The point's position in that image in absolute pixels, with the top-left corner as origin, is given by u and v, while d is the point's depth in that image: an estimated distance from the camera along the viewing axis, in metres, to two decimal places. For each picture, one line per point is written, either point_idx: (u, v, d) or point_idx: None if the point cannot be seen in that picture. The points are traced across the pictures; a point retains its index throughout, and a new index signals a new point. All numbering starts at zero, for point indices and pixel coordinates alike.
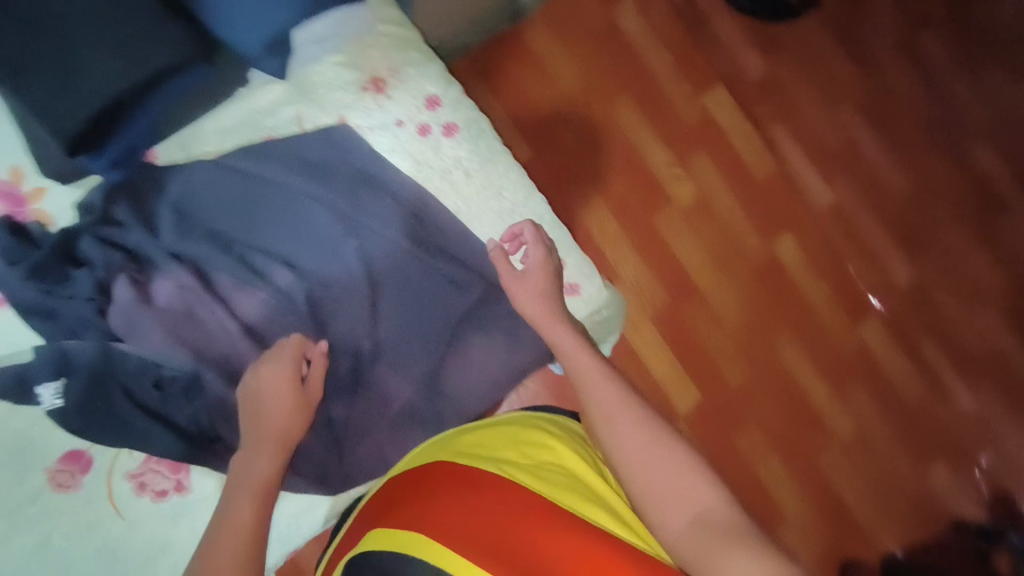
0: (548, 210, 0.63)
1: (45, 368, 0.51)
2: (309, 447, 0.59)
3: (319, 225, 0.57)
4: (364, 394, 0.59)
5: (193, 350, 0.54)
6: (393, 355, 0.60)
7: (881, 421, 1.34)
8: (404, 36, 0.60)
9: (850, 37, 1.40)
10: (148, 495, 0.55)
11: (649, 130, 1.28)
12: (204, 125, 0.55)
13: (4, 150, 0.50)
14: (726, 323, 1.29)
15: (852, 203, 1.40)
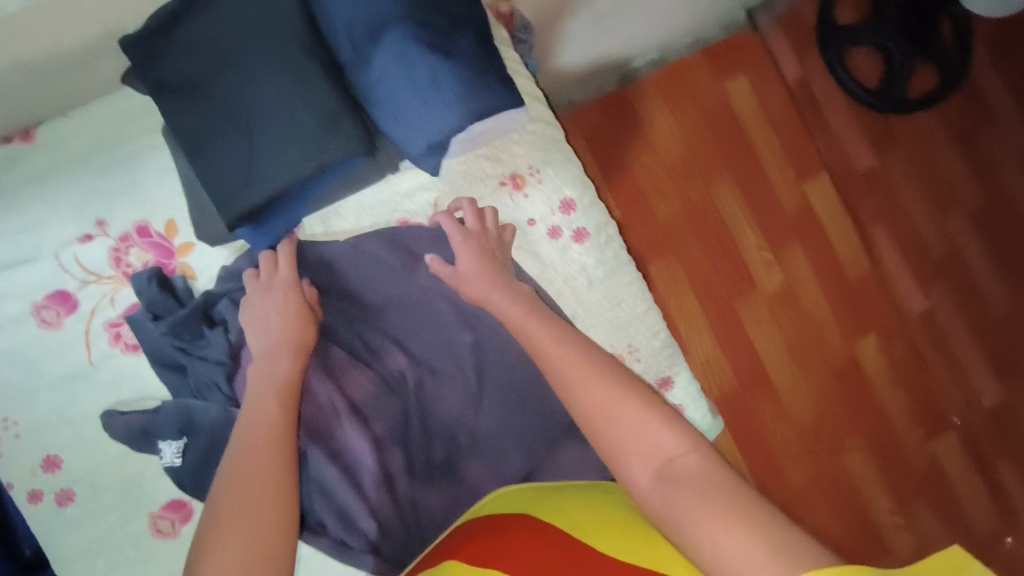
0: (663, 326, 0.61)
1: (170, 426, 0.53)
2: (393, 531, 0.57)
3: (436, 313, 0.58)
4: (454, 486, 0.59)
5: (304, 425, 0.54)
6: (488, 451, 0.59)
7: (944, 544, 1.30)
8: (550, 136, 0.60)
9: (970, 141, 1.35)
10: None
11: (746, 210, 1.24)
12: (347, 202, 0.58)
13: (167, 202, 0.55)
14: (797, 420, 1.24)
15: (949, 313, 1.32)
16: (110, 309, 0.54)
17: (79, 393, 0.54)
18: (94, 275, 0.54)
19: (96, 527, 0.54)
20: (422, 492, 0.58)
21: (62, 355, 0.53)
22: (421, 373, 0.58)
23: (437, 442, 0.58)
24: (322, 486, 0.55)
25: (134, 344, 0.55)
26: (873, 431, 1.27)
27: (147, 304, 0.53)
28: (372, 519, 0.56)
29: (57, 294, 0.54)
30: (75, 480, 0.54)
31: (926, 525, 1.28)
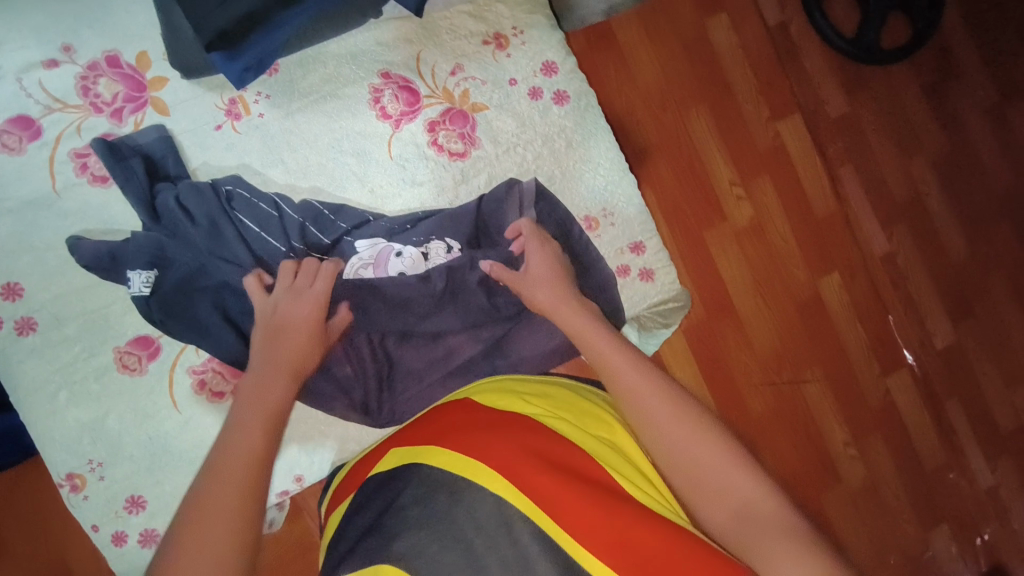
0: (635, 191, 0.79)
1: (143, 261, 0.65)
2: (363, 362, 0.71)
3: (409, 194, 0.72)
4: (434, 342, 0.72)
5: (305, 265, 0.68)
6: (468, 311, 0.72)
7: (895, 476, 1.36)
8: (532, 2, 0.76)
9: (936, 91, 1.41)
10: (206, 394, 0.69)
11: (719, 144, 1.29)
12: (330, 45, 0.70)
13: (160, 64, 0.67)
14: (757, 349, 1.29)
15: (907, 254, 1.39)
16: (75, 139, 0.66)
17: (69, 226, 0.66)
18: (58, 103, 0.65)
19: (79, 326, 0.66)
20: (409, 331, 0.71)
21: (30, 178, 0.65)
22: (397, 228, 0.71)
23: (429, 292, 0.71)
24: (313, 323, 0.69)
25: (98, 177, 0.66)
26: (831, 363, 1.33)
27: (127, 142, 0.67)
28: (375, 347, 0.71)
29: (19, 120, 0.65)
30: (53, 298, 0.66)
31: (877, 459, 1.35)
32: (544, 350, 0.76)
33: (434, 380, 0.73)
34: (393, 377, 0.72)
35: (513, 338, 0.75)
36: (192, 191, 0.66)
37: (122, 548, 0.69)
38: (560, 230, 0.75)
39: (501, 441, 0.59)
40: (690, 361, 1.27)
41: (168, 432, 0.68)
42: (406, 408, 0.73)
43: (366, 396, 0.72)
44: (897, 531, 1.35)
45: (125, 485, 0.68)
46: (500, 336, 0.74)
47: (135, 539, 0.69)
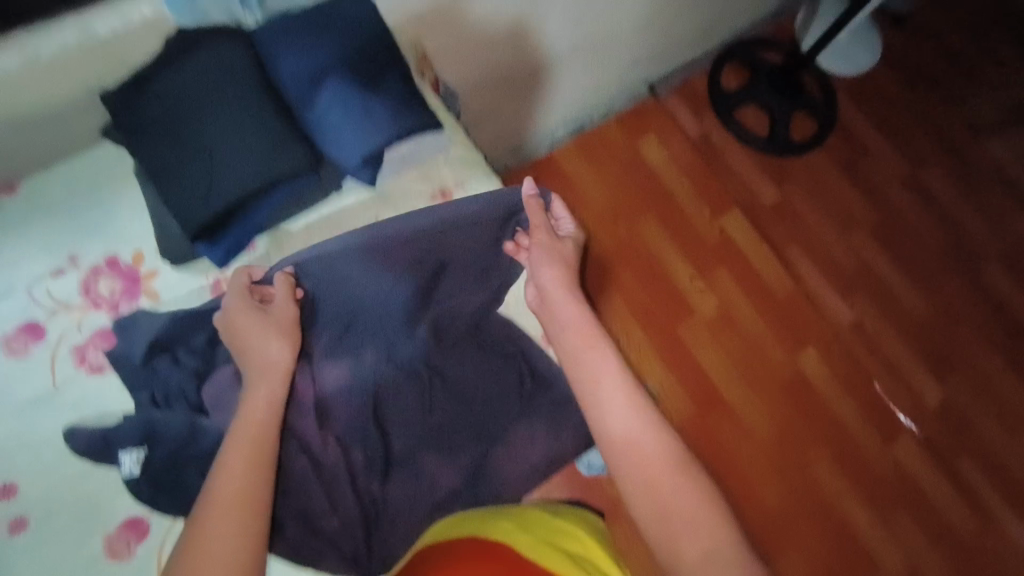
0: None
1: (133, 440, 0.66)
2: (349, 509, 0.71)
3: (388, 312, 0.75)
4: (415, 479, 0.74)
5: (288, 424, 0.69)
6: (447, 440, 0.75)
7: (931, 549, 1.30)
8: (473, 159, 0.85)
9: (856, 170, 1.56)
10: None
11: (674, 247, 1.40)
12: (294, 223, 0.78)
13: (151, 258, 0.72)
14: (754, 436, 1.31)
15: (872, 320, 1.45)
16: (75, 335, 0.69)
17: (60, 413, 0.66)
18: (62, 306, 0.69)
19: (68, 518, 0.64)
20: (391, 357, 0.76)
21: (28, 380, 0.67)
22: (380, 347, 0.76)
23: (411, 414, 0.75)
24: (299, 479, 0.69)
25: (94, 367, 0.68)
26: (830, 438, 1.34)
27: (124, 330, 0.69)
28: (361, 379, 0.75)
29: (26, 326, 0.67)
30: (41, 491, 0.64)
31: (905, 532, 1.30)
32: (530, 473, 0.76)
33: (421, 411, 0.76)
34: (389, 416, 0.75)
35: (498, 466, 0.75)
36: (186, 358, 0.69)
37: None
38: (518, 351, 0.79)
39: None
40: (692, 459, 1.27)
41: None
42: (400, 494, 0.73)
43: (368, 456, 0.73)
44: None
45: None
46: (483, 462, 0.75)
47: None
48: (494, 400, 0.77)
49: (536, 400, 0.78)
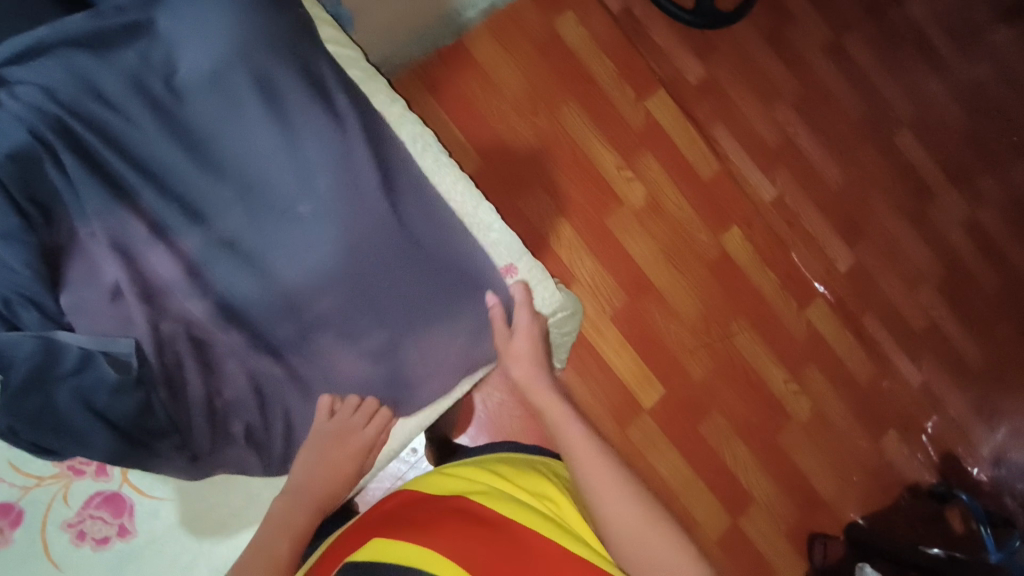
0: (495, 214, 0.84)
1: None
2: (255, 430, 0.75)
3: (216, 142, 0.71)
4: (315, 363, 0.76)
5: (170, 327, 0.71)
6: (342, 323, 0.75)
7: (837, 399, 1.44)
8: (344, 56, 0.83)
9: (779, 40, 1.50)
10: (90, 542, 0.75)
11: (597, 135, 1.33)
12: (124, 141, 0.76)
13: None
14: (684, 317, 1.35)
15: (791, 194, 1.48)
16: None
17: None
18: None
19: None
20: (192, 174, 0.71)
21: None
22: (223, 187, 0.72)
23: (283, 262, 0.73)
24: (183, 395, 0.71)
25: None
26: (753, 311, 1.40)
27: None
28: (196, 215, 0.71)
29: None
30: None
31: (818, 388, 1.43)
32: (440, 367, 0.79)
33: (274, 249, 0.73)
34: (244, 256, 0.72)
35: (407, 355, 0.77)
36: (17, 268, 0.63)
37: None
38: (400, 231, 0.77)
39: (444, 529, 0.65)
40: (625, 346, 1.31)
41: (61, 551, 0.74)
42: (269, 360, 0.74)
43: (214, 285, 0.72)
44: (852, 451, 1.43)
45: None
46: (390, 351, 0.77)
47: None
48: (383, 280, 0.75)
49: (450, 290, 0.78)
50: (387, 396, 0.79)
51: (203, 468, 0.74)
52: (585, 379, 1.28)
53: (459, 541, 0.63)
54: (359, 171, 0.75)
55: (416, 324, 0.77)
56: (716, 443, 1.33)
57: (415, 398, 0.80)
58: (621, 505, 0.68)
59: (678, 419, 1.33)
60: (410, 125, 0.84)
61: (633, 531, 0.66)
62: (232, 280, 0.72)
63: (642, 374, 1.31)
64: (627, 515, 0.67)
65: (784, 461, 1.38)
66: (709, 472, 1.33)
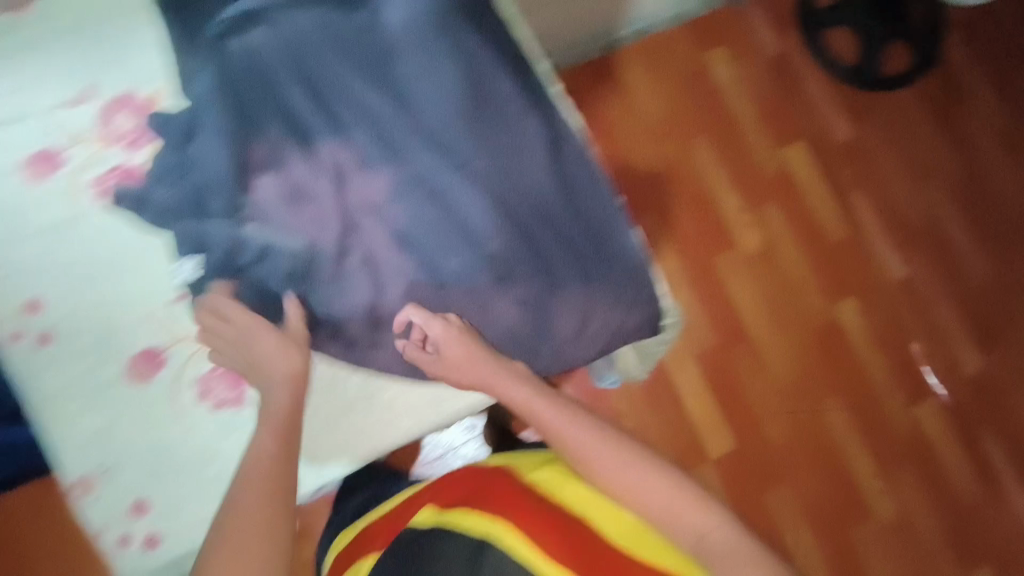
0: None
1: (185, 244, 0.56)
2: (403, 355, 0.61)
3: (418, 66, 0.58)
4: (481, 316, 0.61)
5: (351, 254, 0.58)
6: (499, 263, 0.60)
7: (931, 513, 1.29)
8: None
9: (946, 116, 1.41)
10: (208, 403, 0.59)
11: (725, 173, 1.31)
12: None
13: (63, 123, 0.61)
14: (774, 375, 1.28)
15: (924, 278, 1.36)
16: (95, 169, 0.56)
17: (23, 205, 0.55)
18: None
19: (92, 338, 0.56)
20: (384, 99, 0.57)
21: (49, 206, 0.56)
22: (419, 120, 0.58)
23: (465, 203, 0.59)
24: (373, 313, 0.59)
25: (122, 133, 0.57)
26: (853, 390, 1.30)
27: (160, 146, 0.56)
28: (387, 148, 0.58)
29: (43, 151, 0.55)
30: (69, 308, 0.56)
31: (907, 492, 1.28)
32: (586, 333, 0.62)
33: (456, 192, 0.59)
34: (427, 193, 0.59)
35: (557, 318, 0.61)
36: (217, 155, 0.54)
37: (147, 513, 0.57)
38: (597, 186, 0.63)
39: (488, 495, 0.65)
40: (704, 389, 1.26)
41: (181, 405, 0.58)
42: (445, 303, 0.60)
43: (388, 222, 0.59)
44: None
45: (147, 485, 0.57)
46: (542, 303, 0.61)
47: (140, 544, 0.57)
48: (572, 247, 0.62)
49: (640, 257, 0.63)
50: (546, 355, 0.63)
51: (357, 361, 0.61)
52: (655, 412, 1.24)
53: (500, 503, 0.63)
54: (520, 111, 0.60)
55: (577, 279, 0.61)
56: (780, 519, 1.24)
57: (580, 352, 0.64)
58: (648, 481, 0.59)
59: (744, 481, 1.24)
60: (546, 63, 0.66)
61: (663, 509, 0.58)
62: (408, 224, 0.59)
63: (716, 424, 1.25)
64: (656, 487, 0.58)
65: (853, 561, 1.25)
66: (766, 547, 1.23)
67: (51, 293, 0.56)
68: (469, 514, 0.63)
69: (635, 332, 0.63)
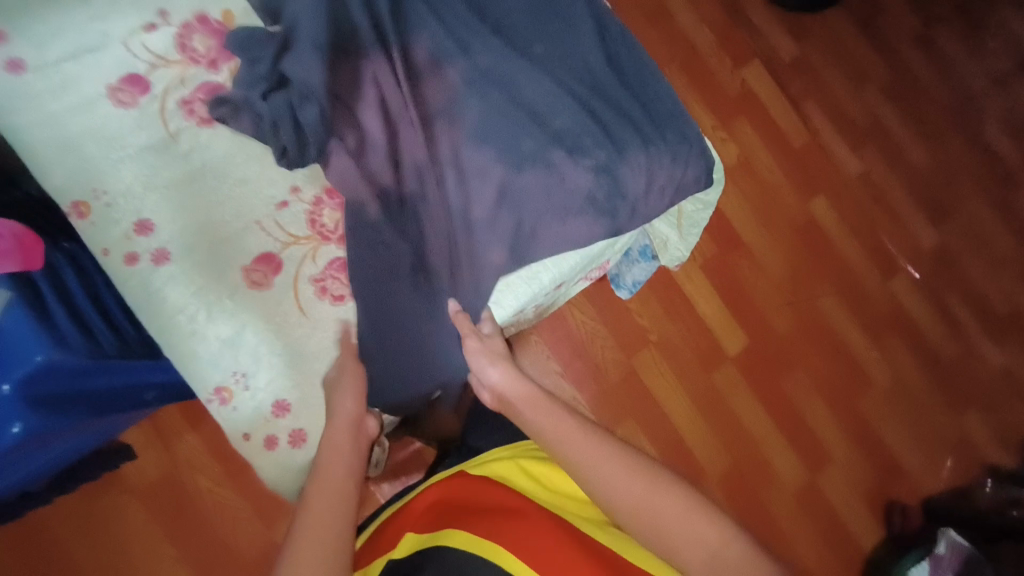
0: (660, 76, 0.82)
1: (292, 144, 0.59)
2: (485, 242, 0.64)
3: None
4: (558, 185, 0.65)
5: (438, 143, 0.63)
6: (569, 137, 0.66)
7: (918, 370, 1.46)
8: None
9: (870, 28, 1.59)
10: (328, 299, 0.61)
11: (697, 97, 1.42)
12: None
13: (120, 57, 0.59)
14: (770, 273, 1.40)
15: (878, 171, 1.53)
16: (181, 89, 0.61)
17: (123, 133, 0.58)
18: (31, 104, 0.56)
19: (209, 251, 0.59)
20: (453, 9, 0.67)
21: (145, 128, 0.59)
22: (482, 21, 0.68)
23: (529, 87, 0.67)
24: (464, 199, 0.63)
25: (207, 62, 0.62)
26: (837, 276, 1.44)
27: (243, 63, 0.61)
28: (457, 47, 0.65)
29: (129, 77, 0.59)
30: (184, 226, 0.58)
31: (896, 355, 1.45)
32: (652, 186, 0.70)
33: (521, 81, 0.66)
34: (497, 81, 0.66)
35: (626, 176, 0.68)
36: (314, 58, 0.59)
37: (288, 415, 0.59)
38: (633, 63, 0.73)
39: (483, 514, 0.59)
40: (713, 294, 1.36)
41: (306, 303, 0.61)
42: (529, 182, 0.64)
43: (464, 110, 0.64)
44: (933, 423, 1.44)
45: (281, 382, 0.59)
46: (611, 165, 0.67)
47: (286, 442, 0.59)
48: (625, 114, 0.69)
49: (682, 119, 0.72)
50: (617, 216, 0.68)
51: (449, 251, 0.63)
52: (674, 320, 1.32)
53: (498, 525, 0.57)
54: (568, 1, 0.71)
55: (637, 141, 0.69)
56: (799, 398, 1.35)
57: (642, 211, 0.71)
58: (644, 491, 0.54)
59: (761, 371, 1.35)
60: None
61: (662, 523, 0.52)
62: (485, 111, 0.64)
63: (728, 325, 1.35)
64: (653, 500, 0.53)
65: (864, 423, 1.39)
66: (791, 427, 1.34)
67: (160, 212, 0.58)
68: (461, 535, 0.57)
69: (691, 179, 0.72)
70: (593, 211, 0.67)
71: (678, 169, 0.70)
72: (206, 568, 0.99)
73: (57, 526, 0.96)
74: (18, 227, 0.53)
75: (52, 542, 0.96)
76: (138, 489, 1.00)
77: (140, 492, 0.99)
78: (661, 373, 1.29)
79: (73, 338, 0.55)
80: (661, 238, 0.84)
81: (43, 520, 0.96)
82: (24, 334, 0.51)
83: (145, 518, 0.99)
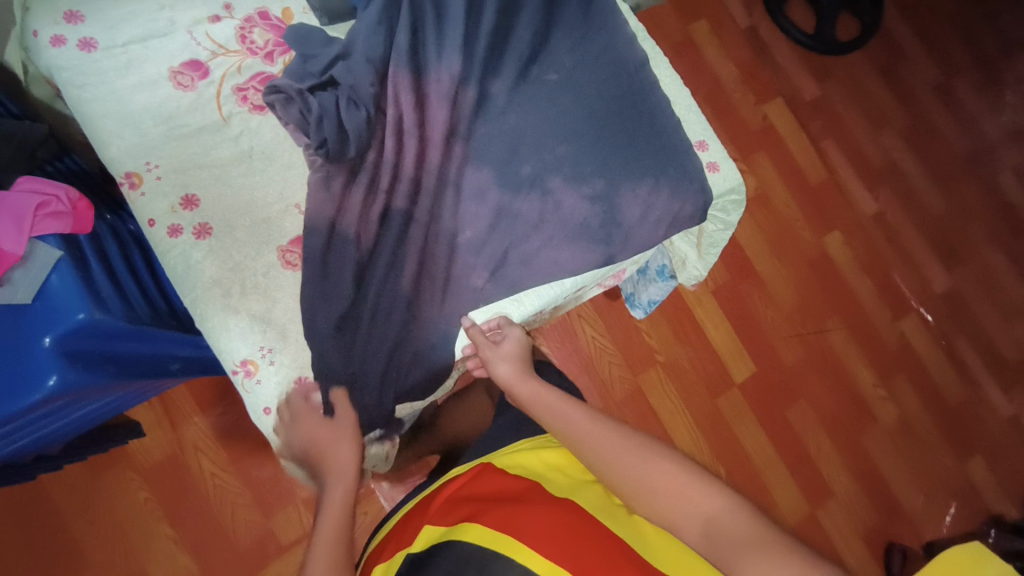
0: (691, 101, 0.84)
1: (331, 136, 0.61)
2: (473, 259, 0.65)
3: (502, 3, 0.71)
4: (550, 209, 0.67)
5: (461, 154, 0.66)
6: (564, 165, 0.68)
7: (925, 412, 1.45)
8: None
9: (891, 74, 1.63)
10: None
11: (718, 128, 1.45)
12: None
13: (184, 43, 0.63)
14: (781, 304, 1.41)
15: (893, 212, 1.55)
16: (237, 76, 0.64)
17: (179, 113, 0.62)
18: (98, 81, 0.60)
19: (248, 230, 0.61)
20: (487, 23, 0.69)
21: (200, 109, 0.62)
22: (501, 41, 0.69)
23: (531, 113, 0.69)
24: (486, 209, 0.66)
25: (264, 53, 0.66)
26: (848, 312, 1.45)
27: (296, 58, 0.64)
28: (483, 64, 0.68)
29: (190, 62, 0.63)
30: (227, 204, 0.61)
31: (903, 395, 1.45)
32: (648, 216, 0.70)
33: (523, 107, 0.69)
34: (502, 106, 0.68)
35: (622, 205, 0.69)
36: (367, 63, 0.63)
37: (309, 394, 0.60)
38: (646, 90, 0.73)
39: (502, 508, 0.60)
40: (724, 321, 1.37)
41: None
42: (523, 205, 0.66)
43: (473, 127, 0.67)
44: (937, 466, 1.43)
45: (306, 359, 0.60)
46: (607, 193, 0.69)
47: None
48: (627, 143, 0.71)
49: (688, 151, 0.73)
50: (609, 243, 0.69)
51: (442, 264, 0.64)
52: (682, 343, 1.33)
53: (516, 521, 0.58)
54: (586, 28, 0.73)
55: (634, 174, 0.70)
56: (804, 431, 1.35)
57: (638, 239, 0.70)
58: (664, 479, 0.58)
59: (767, 400, 1.36)
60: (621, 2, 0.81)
61: (679, 507, 0.56)
62: (487, 134, 0.67)
63: (737, 351, 1.36)
64: (670, 487, 0.57)
65: (868, 461, 1.38)
66: (794, 458, 1.34)
67: (206, 189, 0.61)
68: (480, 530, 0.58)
69: (691, 211, 0.72)
70: (586, 237, 0.68)
71: (676, 201, 0.71)
72: (203, 552, 0.99)
73: (61, 497, 0.97)
74: (73, 192, 0.56)
75: (54, 513, 0.96)
76: (143, 468, 1.01)
77: (145, 471, 1.00)
78: (667, 394, 1.29)
79: (114, 300, 0.57)
80: (679, 256, 0.86)
81: (49, 490, 0.97)
82: (71, 292, 0.53)
83: (147, 498, 1.00)
